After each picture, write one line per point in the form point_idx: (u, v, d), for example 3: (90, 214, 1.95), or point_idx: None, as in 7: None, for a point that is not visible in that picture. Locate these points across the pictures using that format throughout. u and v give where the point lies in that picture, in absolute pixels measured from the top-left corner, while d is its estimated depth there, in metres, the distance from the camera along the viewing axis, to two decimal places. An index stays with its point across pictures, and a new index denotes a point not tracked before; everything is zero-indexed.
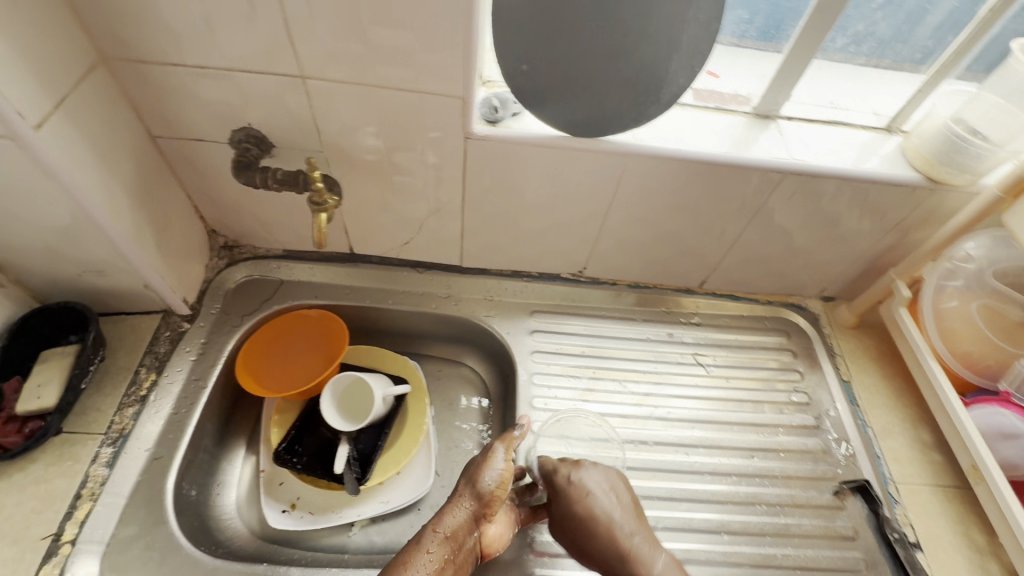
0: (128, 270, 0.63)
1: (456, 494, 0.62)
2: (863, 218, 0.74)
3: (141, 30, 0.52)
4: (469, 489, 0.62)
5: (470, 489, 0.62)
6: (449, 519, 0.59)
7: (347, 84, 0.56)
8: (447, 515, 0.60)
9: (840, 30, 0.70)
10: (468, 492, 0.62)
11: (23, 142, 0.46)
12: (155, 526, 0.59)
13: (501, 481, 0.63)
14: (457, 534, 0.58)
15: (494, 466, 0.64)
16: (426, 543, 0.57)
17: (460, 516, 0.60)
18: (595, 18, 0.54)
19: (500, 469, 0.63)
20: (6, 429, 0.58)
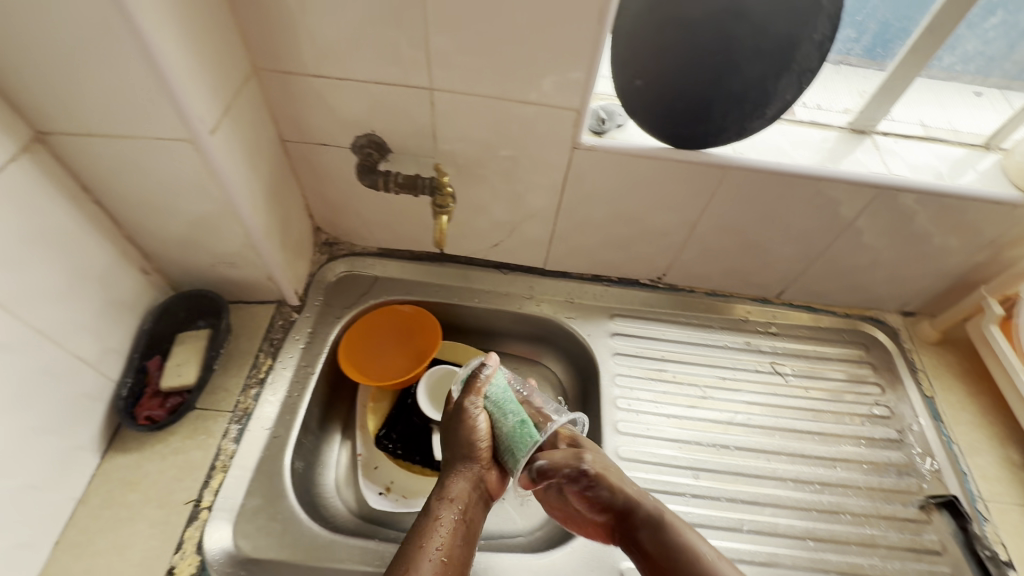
0: (256, 262, 0.69)
1: (453, 460, 0.65)
2: (955, 236, 0.73)
3: (293, 45, 0.57)
4: (457, 447, 0.65)
5: (461, 452, 0.65)
6: (453, 485, 0.62)
7: (471, 95, 0.61)
8: (449, 481, 0.63)
9: (948, 49, 0.73)
10: (457, 456, 0.65)
11: (201, 146, 0.52)
12: (276, 500, 0.64)
13: (488, 431, 0.66)
14: (463, 495, 0.62)
15: (472, 418, 0.66)
16: (436, 511, 0.60)
17: (462, 478, 0.63)
18: (712, 38, 0.56)
19: (479, 419, 0.66)
20: (152, 403, 0.65)
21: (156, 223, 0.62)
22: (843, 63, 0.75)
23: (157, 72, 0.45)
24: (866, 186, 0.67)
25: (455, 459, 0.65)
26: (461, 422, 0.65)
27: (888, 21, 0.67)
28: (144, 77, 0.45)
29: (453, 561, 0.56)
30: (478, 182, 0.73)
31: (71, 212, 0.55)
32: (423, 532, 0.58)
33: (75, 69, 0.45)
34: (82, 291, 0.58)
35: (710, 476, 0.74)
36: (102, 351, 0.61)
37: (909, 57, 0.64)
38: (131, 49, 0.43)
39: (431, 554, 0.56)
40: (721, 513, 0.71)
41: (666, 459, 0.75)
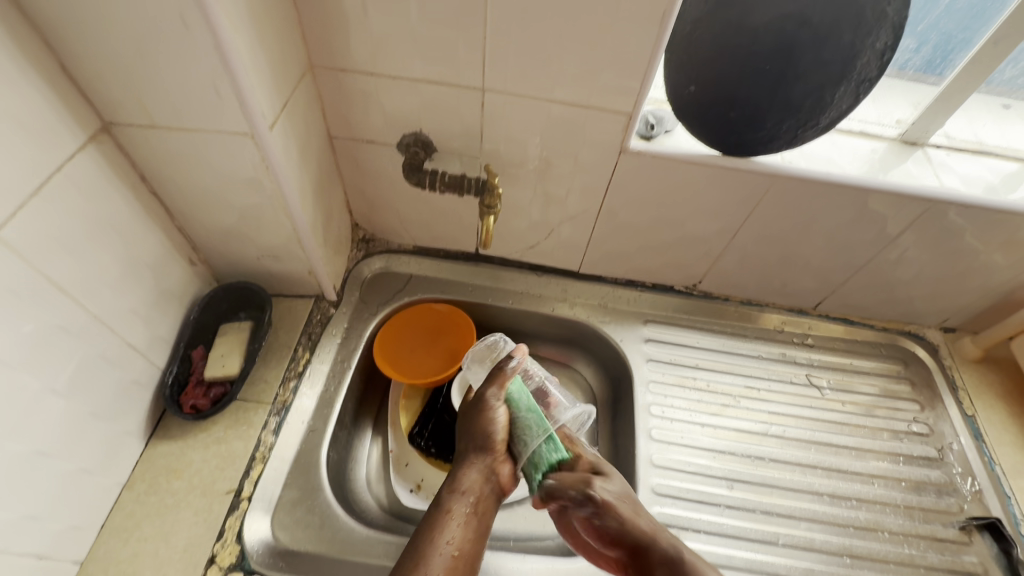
0: (300, 257, 0.70)
1: (466, 452, 0.63)
2: (1006, 253, 0.72)
3: (349, 43, 0.58)
4: (475, 437, 0.63)
5: (476, 442, 0.63)
6: (464, 478, 0.60)
7: (523, 98, 0.61)
8: (461, 473, 0.61)
9: (1011, 63, 0.71)
10: (471, 448, 0.63)
11: (260, 141, 0.53)
12: (314, 493, 0.64)
13: (507, 424, 0.63)
14: (474, 488, 0.60)
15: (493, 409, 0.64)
16: (449, 503, 0.58)
17: (473, 471, 0.61)
18: (772, 45, 0.56)
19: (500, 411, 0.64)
20: (195, 391, 0.66)
21: (206, 214, 0.63)
22: (898, 77, 0.74)
23: (227, 66, 0.46)
24: (919, 199, 0.66)
25: (467, 451, 0.63)
26: (482, 412, 0.63)
27: (952, 32, 0.66)
28: (214, 71, 0.46)
29: (462, 555, 0.55)
30: (521, 184, 0.72)
31: (129, 202, 0.56)
32: (432, 526, 0.56)
33: (147, 62, 0.46)
34: (136, 280, 0.59)
35: (746, 487, 0.73)
36: (151, 339, 0.62)
37: (967, 70, 0.63)
38: (204, 43, 0.44)
39: (441, 548, 0.54)
40: (756, 526, 0.71)
41: (701, 469, 0.74)
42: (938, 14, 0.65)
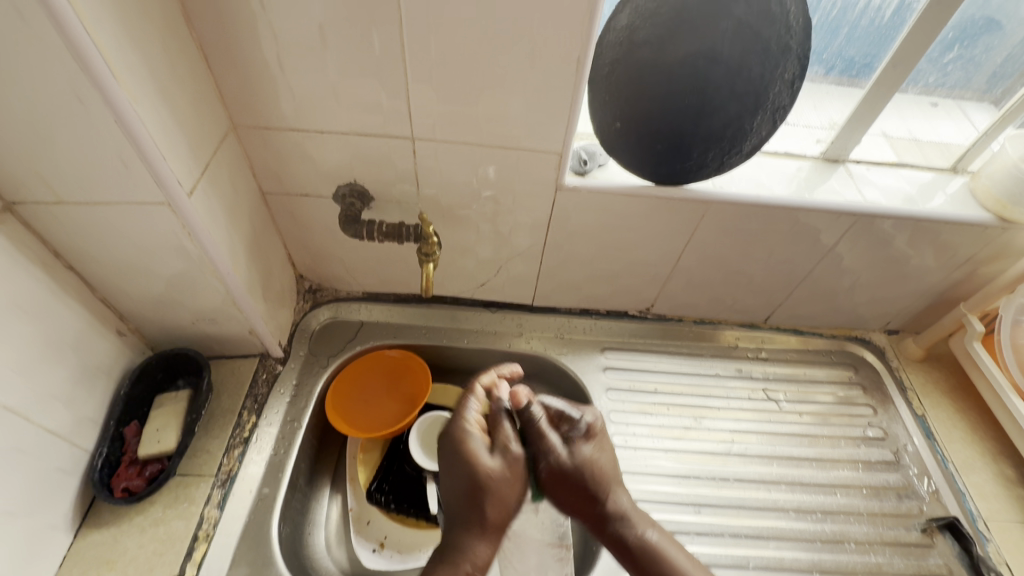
0: (238, 317, 0.67)
1: (476, 517, 0.59)
2: (933, 258, 0.75)
3: (271, 101, 0.57)
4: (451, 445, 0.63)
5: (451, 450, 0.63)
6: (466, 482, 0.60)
7: (453, 143, 0.61)
8: (449, 484, 0.62)
9: (912, 81, 0.74)
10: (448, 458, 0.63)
11: (179, 208, 0.51)
12: (264, 568, 0.61)
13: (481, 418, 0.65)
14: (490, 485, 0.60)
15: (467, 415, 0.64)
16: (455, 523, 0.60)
17: (484, 544, 0.59)
18: (687, 82, 0.57)
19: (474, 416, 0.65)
20: (129, 472, 0.63)
21: (130, 284, 0.60)
22: (832, 84, 0.74)
23: (132, 139, 0.45)
24: (843, 214, 0.68)
25: (477, 522, 0.59)
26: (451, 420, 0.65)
27: (854, 58, 0.70)
28: (118, 143, 0.45)
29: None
30: (462, 225, 0.72)
31: (44, 281, 0.54)
32: (459, 559, 0.58)
33: (49, 139, 0.44)
34: (56, 362, 0.56)
35: (714, 511, 0.73)
36: (75, 422, 0.59)
37: (872, 91, 0.66)
38: (104, 118, 0.43)
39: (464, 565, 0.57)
40: (726, 550, 0.70)
41: (667, 496, 0.74)
42: (840, 42, 0.69)
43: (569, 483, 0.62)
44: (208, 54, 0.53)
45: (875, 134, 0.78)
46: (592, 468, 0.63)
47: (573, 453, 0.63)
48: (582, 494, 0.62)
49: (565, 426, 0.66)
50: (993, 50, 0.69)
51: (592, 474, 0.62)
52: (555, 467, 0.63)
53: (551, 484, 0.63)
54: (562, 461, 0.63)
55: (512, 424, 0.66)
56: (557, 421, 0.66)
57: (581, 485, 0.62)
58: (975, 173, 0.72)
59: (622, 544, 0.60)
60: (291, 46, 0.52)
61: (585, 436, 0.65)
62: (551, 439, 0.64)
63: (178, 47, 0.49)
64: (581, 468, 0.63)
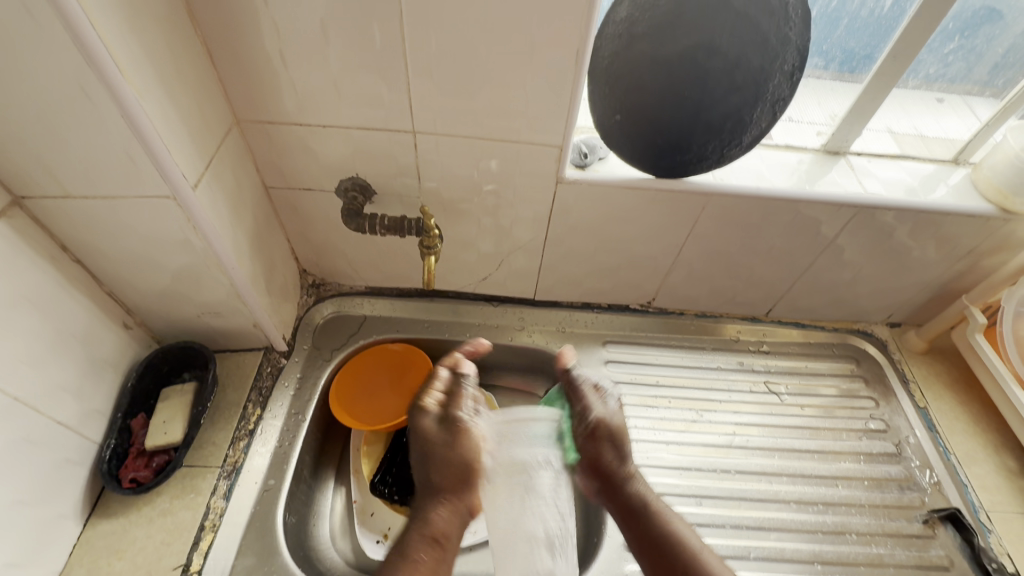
0: (242, 310, 0.68)
1: (439, 487, 0.60)
2: (935, 249, 0.75)
3: (274, 96, 0.58)
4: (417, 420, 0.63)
5: (417, 425, 0.63)
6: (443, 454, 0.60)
7: (454, 137, 0.61)
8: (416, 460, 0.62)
9: (912, 72, 0.73)
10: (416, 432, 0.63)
11: (184, 203, 0.52)
12: (269, 558, 0.61)
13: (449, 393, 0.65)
14: (458, 458, 0.60)
15: (435, 392, 0.64)
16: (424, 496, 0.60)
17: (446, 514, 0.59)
18: (686, 74, 0.57)
19: (439, 394, 0.64)
20: (136, 463, 0.64)
21: (136, 278, 0.61)
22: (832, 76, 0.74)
23: (137, 133, 0.45)
24: (844, 205, 0.68)
25: (437, 489, 0.60)
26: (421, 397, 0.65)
27: (854, 50, 0.70)
28: (124, 137, 0.46)
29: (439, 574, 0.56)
30: (464, 219, 0.73)
31: (52, 274, 0.55)
32: (419, 525, 0.59)
33: (55, 133, 0.45)
34: (64, 354, 0.57)
35: (715, 502, 0.74)
36: (84, 413, 0.60)
37: (873, 83, 0.66)
38: (111, 113, 0.44)
39: (428, 533, 0.58)
40: (727, 541, 0.71)
41: (669, 488, 0.74)
42: (841, 34, 0.69)
43: (601, 446, 0.63)
44: (211, 49, 0.54)
45: (879, 130, 0.78)
46: (618, 433, 0.64)
47: (608, 416, 0.64)
48: (610, 458, 0.63)
49: (596, 394, 0.66)
50: (994, 40, 0.68)
51: (620, 439, 0.64)
52: (595, 428, 0.63)
53: (590, 445, 0.63)
54: (597, 422, 0.63)
55: (565, 384, 0.66)
56: (592, 388, 0.67)
57: (609, 452, 0.63)
58: (977, 165, 0.72)
59: (633, 510, 0.62)
60: (292, 40, 0.52)
61: (617, 400, 0.66)
62: (591, 398, 0.64)
63: (182, 42, 0.50)
64: (612, 431, 0.64)
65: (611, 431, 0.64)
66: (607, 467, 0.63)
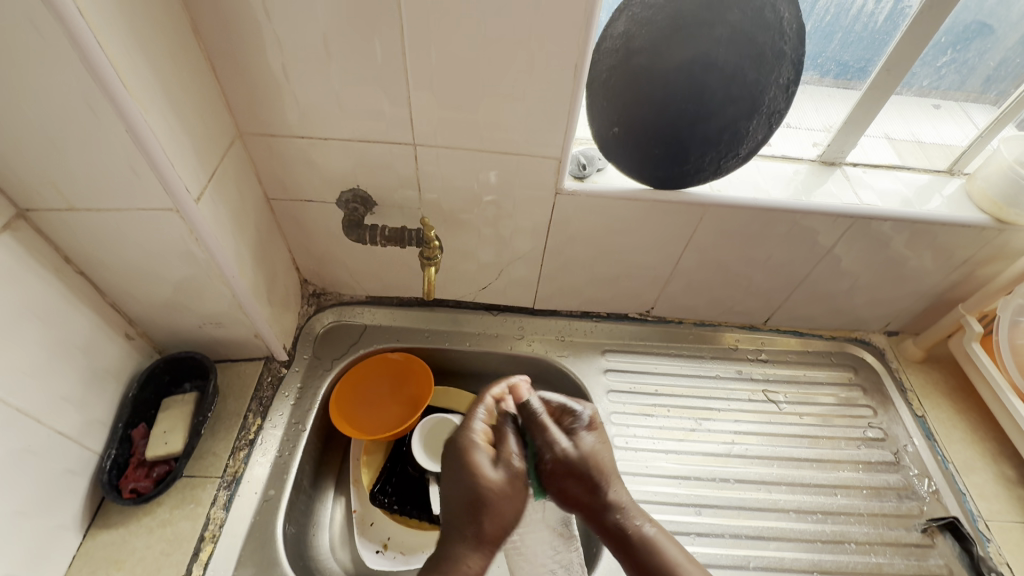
0: (243, 320, 0.68)
1: (472, 528, 0.55)
2: (931, 259, 0.75)
3: (277, 110, 0.58)
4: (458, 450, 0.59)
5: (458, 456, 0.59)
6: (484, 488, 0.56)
7: (454, 149, 0.62)
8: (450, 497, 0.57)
9: (906, 85, 0.74)
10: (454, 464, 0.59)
11: (187, 214, 0.53)
12: (269, 568, 0.61)
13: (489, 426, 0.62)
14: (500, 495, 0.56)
15: (476, 423, 0.61)
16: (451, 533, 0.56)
17: (476, 558, 0.54)
18: (683, 87, 0.57)
19: (481, 424, 0.61)
20: (136, 474, 0.64)
21: (138, 289, 0.61)
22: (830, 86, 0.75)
23: (142, 148, 0.46)
24: (839, 216, 0.69)
25: (469, 531, 0.55)
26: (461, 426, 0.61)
27: (848, 63, 0.71)
28: (129, 152, 0.46)
29: None
30: (464, 229, 0.73)
31: (55, 286, 0.55)
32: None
33: (60, 147, 0.46)
34: (66, 365, 0.57)
35: (714, 512, 0.74)
36: (85, 424, 0.60)
37: (867, 95, 0.67)
38: (115, 127, 0.44)
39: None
40: (727, 551, 0.71)
41: (668, 497, 0.74)
42: (835, 48, 0.70)
43: (569, 482, 0.59)
44: (214, 64, 0.54)
45: (877, 136, 0.79)
46: (598, 460, 0.59)
47: (574, 451, 0.59)
48: (579, 492, 0.59)
49: (569, 418, 0.63)
50: (986, 54, 0.69)
51: (596, 471, 0.59)
52: (559, 460, 0.59)
53: (552, 483, 0.59)
54: (566, 454, 0.59)
55: (501, 420, 0.62)
56: (563, 413, 0.64)
57: (578, 486, 0.59)
58: (970, 175, 0.73)
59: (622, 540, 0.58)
60: (295, 55, 0.53)
61: (589, 428, 0.62)
62: (552, 432, 0.60)
63: (186, 57, 0.51)
64: (588, 459, 0.59)
65: (591, 460, 0.59)
66: (580, 501, 0.59)
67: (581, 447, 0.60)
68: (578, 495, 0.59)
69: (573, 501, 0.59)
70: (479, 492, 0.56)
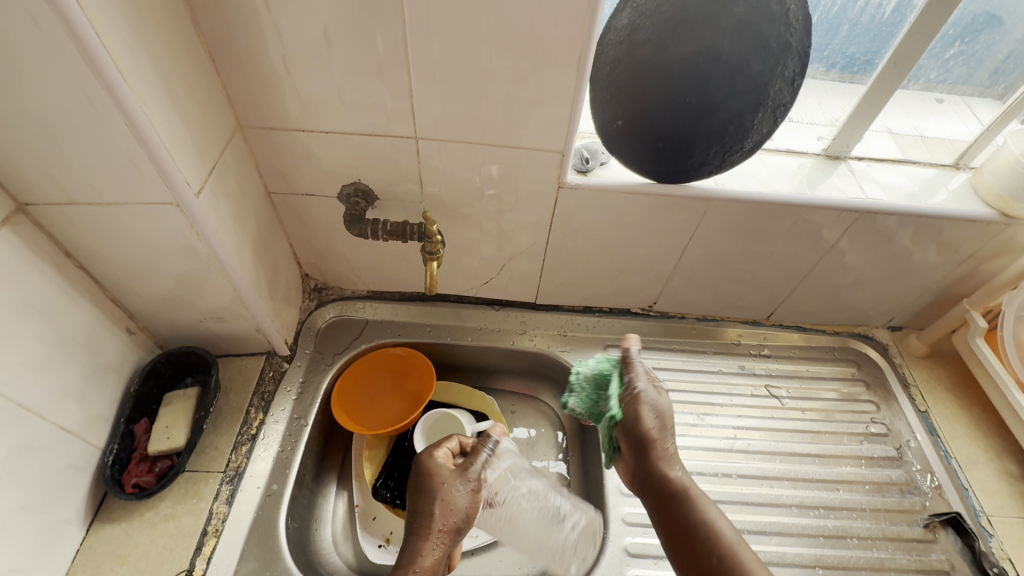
0: (245, 315, 0.68)
1: (426, 525, 0.59)
2: (935, 254, 0.75)
3: (277, 103, 0.58)
4: (429, 466, 0.63)
5: (424, 472, 0.62)
6: (444, 497, 0.60)
7: (456, 143, 0.62)
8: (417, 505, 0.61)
9: (913, 78, 0.73)
10: (422, 479, 0.62)
11: (188, 209, 0.52)
12: (272, 562, 0.62)
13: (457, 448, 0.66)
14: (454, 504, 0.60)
15: (445, 444, 0.66)
16: (416, 530, 0.59)
17: (433, 549, 0.58)
18: (688, 79, 0.57)
19: (448, 448, 0.66)
20: (139, 469, 0.64)
21: (139, 283, 0.61)
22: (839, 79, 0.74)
23: (142, 140, 0.46)
24: (844, 211, 0.69)
25: (425, 529, 0.59)
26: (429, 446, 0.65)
27: (855, 55, 0.70)
28: (129, 145, 0.46)
29: None
30: (467, 223, 0.73)
31: (55, 280, 0.55)
32: (407, 568, 0.56)
33: (60, 141, 0.45)
34: (68, 360, 0.57)
35: (716, 507, 0.74)
36: (87, 419, 0.60)
37: (873, 88, 0.67)
38: (115, 120, 0.44)
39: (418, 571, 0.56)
40: None
41: None
42: (841, 40, 0.69)
43: (642, 414, 0.64)
44: (214, 56, 0.54)
45: (880, 130, 0.78)
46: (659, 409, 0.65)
47: (644, 396, 0.65)
48: (647, 431, 0.63)
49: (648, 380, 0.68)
50: (994, 46, 0.69)
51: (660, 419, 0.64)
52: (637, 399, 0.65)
53: (632, 408, 0.65)
54: (638, 398, 0.65)
55: (622, 364, 0.69)
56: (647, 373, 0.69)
57: (652, 422, 0.64)
58: (977, 169, 0.72)
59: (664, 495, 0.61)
60: (296, 47, 0.53)
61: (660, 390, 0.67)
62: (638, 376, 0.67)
63: (185, 49, 0.50)
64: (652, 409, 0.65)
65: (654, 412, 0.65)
66: (643, 445, 0.64)
67: (659, 397, 0.66)
68: (643, 433, 0.64)
69: (639, 439, 0.64)
70: (435, 491, 0.61)
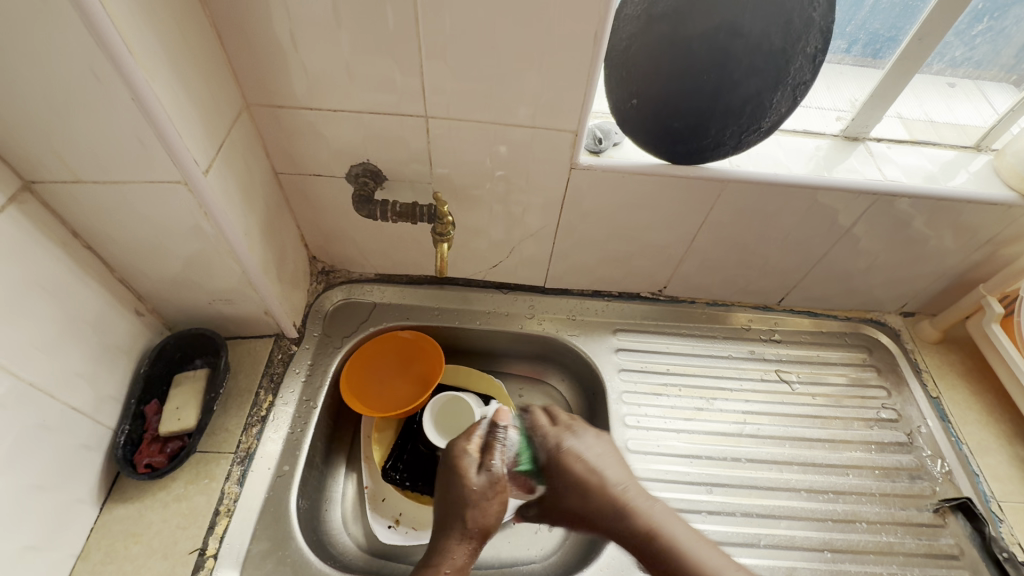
0: (252, 297, 0.67)
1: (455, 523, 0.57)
2: (954, 238, 0.73)
3: (284, 80, 0.57)
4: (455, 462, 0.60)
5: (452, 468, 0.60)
6: (476, 499, 0.57)
7: (465, 121, 0.60)
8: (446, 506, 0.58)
9: (938, 56, 0.72)
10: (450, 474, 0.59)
11: (195, 187, 0.51)
12: (286, 541, 0.62)
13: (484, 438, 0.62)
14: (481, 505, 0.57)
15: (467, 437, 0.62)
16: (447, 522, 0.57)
17: (459, 551, 0.55)
18: (706, 56, 0.55)
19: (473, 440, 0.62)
20: (150, 449, 0.64)
21: (147, 265, 0.60)
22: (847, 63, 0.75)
23: (149, 117, 0.45)
24: (862, 193, 0.67)
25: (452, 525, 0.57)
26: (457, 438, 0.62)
27: (879, 31, 0.68)
28: (135, 122, 0.45)
29: None
30: (476, 205, 0.72)
31: (62, 260, 0.54)
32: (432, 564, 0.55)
33: (66, 117, 0.44)
34: (78, 341, 0.57)
35: (725, 490, 0.74)
36: (98, 400, 0.60)
37: (896, 66, 0.65)
38: (121, 97, 0.43)
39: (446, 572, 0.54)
40: (738, 529, 0.71)
41: (679, 476, 0.74)
42: (864, 15, 0.67)
43: (569, 465, 0.59)
44: (219, 31, 0.52)
45: (890, 116, 0.76)
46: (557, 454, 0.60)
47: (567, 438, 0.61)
48: (579, 483, 0.58)
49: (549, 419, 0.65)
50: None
51: (569, 464, 0.59)
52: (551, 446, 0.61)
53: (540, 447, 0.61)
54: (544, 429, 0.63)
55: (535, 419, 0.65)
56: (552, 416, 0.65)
57: (579, 469, 0.58)
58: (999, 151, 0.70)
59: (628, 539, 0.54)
60: (303, 22, 0.51)
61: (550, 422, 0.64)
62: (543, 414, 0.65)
63: (191, 24, 0.49)
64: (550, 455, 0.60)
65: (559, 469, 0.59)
66: (572, 491, 0.58)
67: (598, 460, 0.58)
68: (574, 484, 0.58)
69: (568, 484, 0.58)
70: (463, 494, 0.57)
